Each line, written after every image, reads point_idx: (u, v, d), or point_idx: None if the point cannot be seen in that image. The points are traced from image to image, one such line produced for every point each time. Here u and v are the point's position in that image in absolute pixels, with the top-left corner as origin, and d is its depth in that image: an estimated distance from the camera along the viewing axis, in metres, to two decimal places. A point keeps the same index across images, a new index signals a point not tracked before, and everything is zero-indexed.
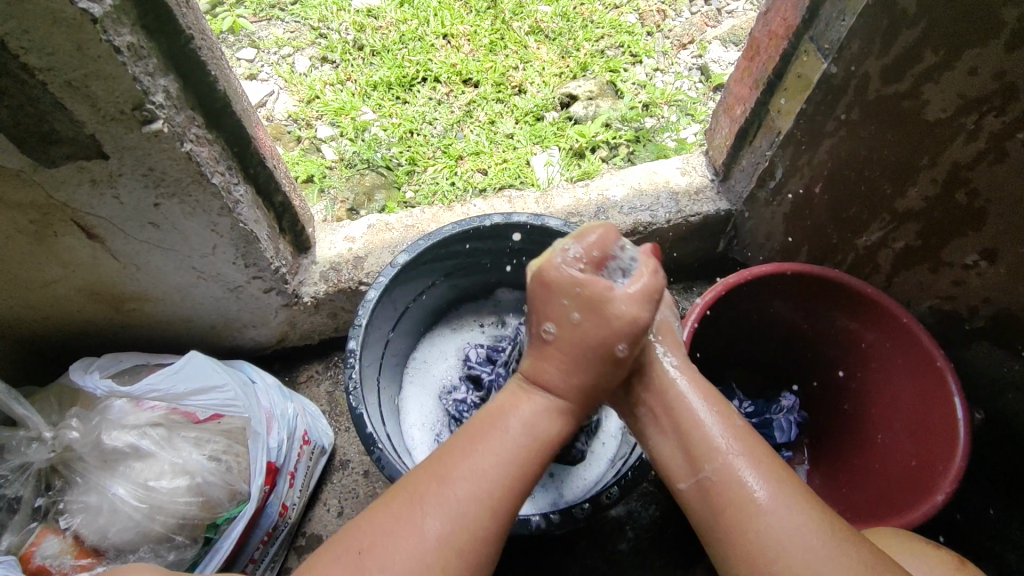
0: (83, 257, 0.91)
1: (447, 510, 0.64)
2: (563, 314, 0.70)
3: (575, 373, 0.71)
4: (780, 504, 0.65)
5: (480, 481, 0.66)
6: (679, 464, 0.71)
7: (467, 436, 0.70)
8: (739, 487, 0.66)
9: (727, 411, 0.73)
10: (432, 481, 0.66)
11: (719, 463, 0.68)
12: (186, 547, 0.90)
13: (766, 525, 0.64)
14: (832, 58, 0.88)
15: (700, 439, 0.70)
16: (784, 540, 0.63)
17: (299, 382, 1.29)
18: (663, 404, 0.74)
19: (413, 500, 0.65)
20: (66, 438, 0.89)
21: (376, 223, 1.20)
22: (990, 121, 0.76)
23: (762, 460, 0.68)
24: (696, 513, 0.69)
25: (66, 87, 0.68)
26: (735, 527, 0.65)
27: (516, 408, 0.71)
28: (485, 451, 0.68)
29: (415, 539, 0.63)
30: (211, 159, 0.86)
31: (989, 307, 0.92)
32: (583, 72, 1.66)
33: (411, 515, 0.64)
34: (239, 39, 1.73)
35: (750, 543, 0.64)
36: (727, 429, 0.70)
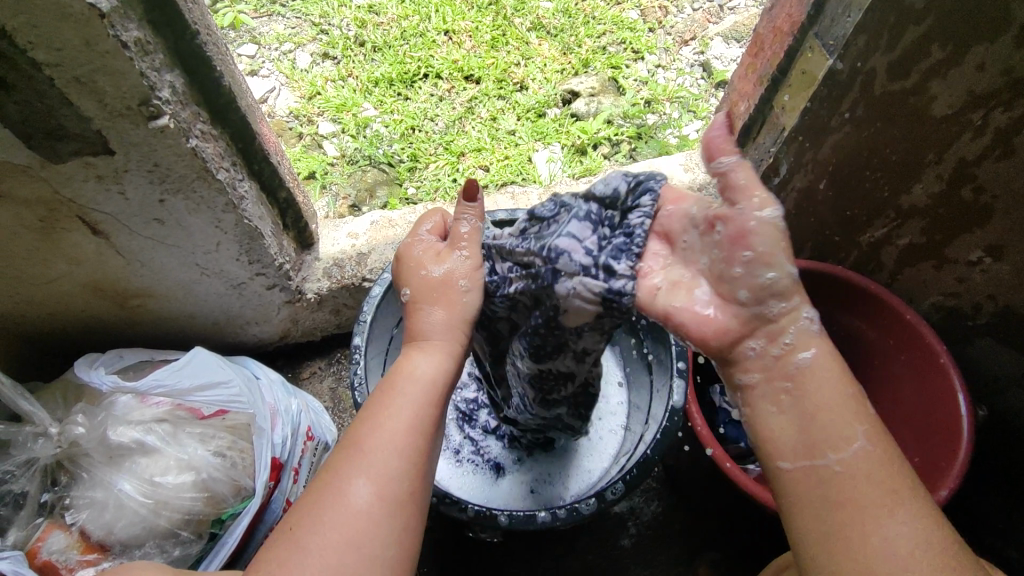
0: (88, 252, 0.91)
1: (374, 468, 0.61)
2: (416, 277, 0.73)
3: (436, 309, 0.71)
4: (906, 511, 0.54)
5: (395, 438, 0.62)
6: (794, 439, 0.58)
7: (376, 399, 0.66)
8: (865, 484, 0.55)
9: (859, 393, 0.60)
10: (347, 450, 0.62)
11: (847, 455, 0.56)
12: (191, 542, 0.90)
13: (891, 535, 0.53)
14: (838, 54, 0.86)
15: (827, 421, 0.58)
16: (909, 553, 0.53)
17: (302, 378, 1.29)
18: (789, 372, 0.60)
19: (336, 470, 0.61)
20: (73, 434, 0.89)
21: (379, 220, 1.20)
22: (997, 116, 0.77)
23: (891, 458, 0.57)
24: (798, 498, 0.57)
25: (73, 83, 0.68)
26: (853, 525, 0.54)
27: (410, 359, 0.68)
28: (396, 409, 0.64)
29: (348, 503, 0.59)
30: (216, 155, 0.86)
31: (992, 303, 0.93)
32: (584, 68, 1.66)
33: (335, 482, 0.60)
34: (240, 35, 1.72)
35: (869, 549, 0.53)
36: (859, 418, 0.58)
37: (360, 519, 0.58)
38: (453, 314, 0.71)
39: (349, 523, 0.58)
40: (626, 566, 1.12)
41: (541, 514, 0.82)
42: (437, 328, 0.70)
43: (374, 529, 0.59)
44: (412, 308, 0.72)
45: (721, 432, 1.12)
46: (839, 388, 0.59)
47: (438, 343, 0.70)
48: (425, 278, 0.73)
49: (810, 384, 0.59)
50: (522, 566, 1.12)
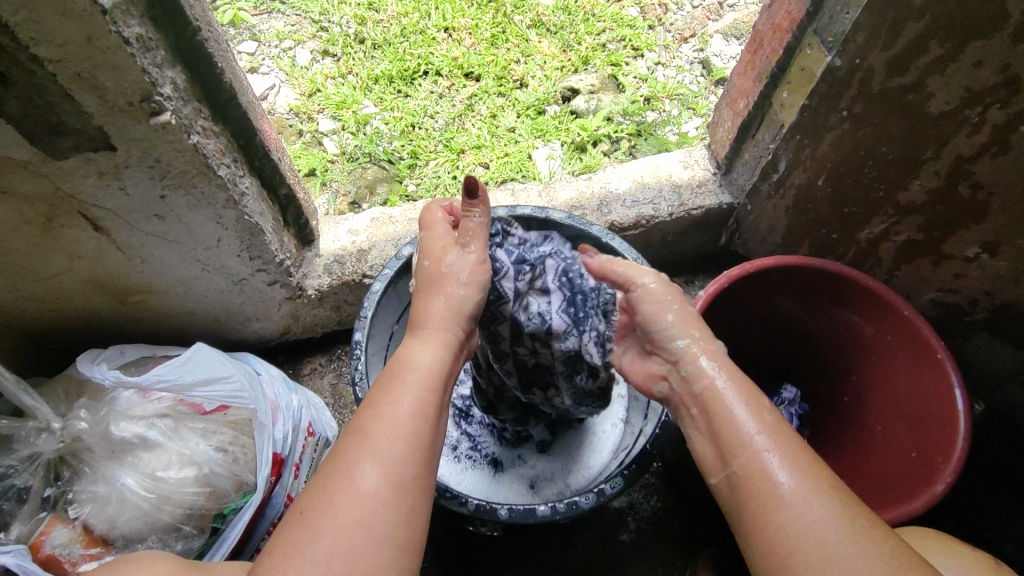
0: (89, 248, 0.91)
1: (380, 453, 0.60)
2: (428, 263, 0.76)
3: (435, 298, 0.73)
4: (806, 504, 0.57)
5: (401, 422, 0.62)
6: (710, 456, 0.65)
7: (379, 389, 0.66)
8: (765, 482, 0.59)
9: (763, 404, 0.64)
10: (352, 439, 0.62)
11: (745, 459, 0.61)
12: (193, 536, 0.91)
13: (787, 526, 0.57)
14: (836, 51, 0.87)
15: (727, 431, 0.63)
16: (805, 541, 0.56)
17: (303, 374, 1.30)
18: (694, 397, 0.68)
19: (342, 457, 0.61)
20: (75, 429, 0.90)
21: (379, 216, 1.21)
22: (993, 113, 0.77)
23: (796, 456, 0.60)
24: (724, 503, 0.63)
25: (75, 78, 0.68)
26: (759, 521, 0.58)
27: (409, 351, 0.69)
28: (400, 396, 0.64)
29: (357, 490, 0.58)
30: (217, 151, 0.86)
31: (989, 299, 0.94)
32: (584, 65, 1.66)
33: (342, 469, 0.60)
34: (240, 33, 1.72)
35: (770, 542, 0.57)
36: (758, 424, 0.62)
37: (371, 502, 0.58)
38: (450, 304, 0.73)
39: (360, 507, 0.58)
40: (625, 561, 1.13)
41: (541, 508, 0.83)
42: (438, 320, 0.72)
43: (385, 511, 0.58)
44: (415, 301, 0.75)
45: None
46: (741, 401, 0.64)
47: (434, 333, 0.71)
48: (428, 267, 0.75)
49: (710, 402, 0.65)
50: (522, 561, 1.13)
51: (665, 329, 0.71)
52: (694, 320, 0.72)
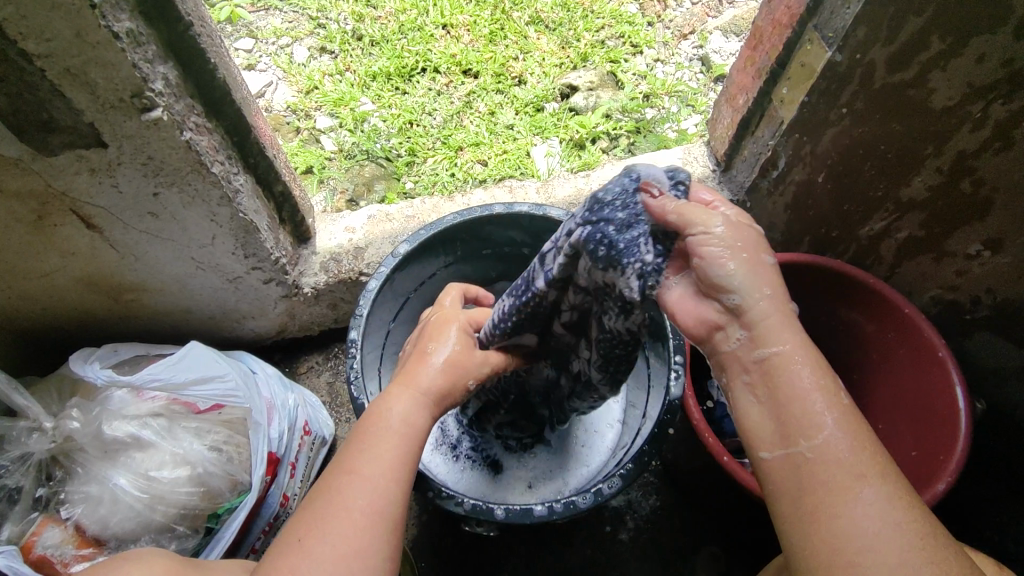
0: (82, 246, 0.90)
1: (366, 486, 0.62)
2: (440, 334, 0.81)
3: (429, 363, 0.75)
4: (885, 499, 0.51)
5: (386, 457, 0.65)
6: (765, 431, 0.56)
7: (359, 430, 0.68)
8: (839, 469, 0.52)
9: (835, 379, 0.56)
10: (339, 471, 0.64)
11: (821, 441, 0.53)
12: (187, 536, 0.90)
13: (862, 521, 0.51)
14: (837, 46, 0.85)
15: (798, 408, 0.54)
16: (881, 537, 0.50)
17: (299, 373, 1.29)
18: (761, 365, 0.56)
19: (329, 490, 0.63)
20: (67, 428, 0.89)
21: (375, 214, 1.20)
22: (996, 108, 0.77)
23: (868, 443, 0.54)
24: (773, 486, 0.55)
25: (65, 74, 0.67)
26: (822, 513, 0.52)
27: (389, 402, 0.69)
28: (385, 431, 0.67)
29: (344, 521, 0.61)
30: (211, 148, 0.85)
31: (991, 297, 0.94)
32: (583, 62, 1.65)
33: (331, 500, 0.62)
34: (237, 29, 1.71)
35: (841, 536, 0.51)
36: (834, 406, 0.54)
37: (361, 531, 0.60)
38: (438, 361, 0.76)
39: (351, 534, 0.60)
40: (624, 560, 1.12)
41: (538, 508, 0.82)
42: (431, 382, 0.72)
43: (370, 541, 0.61)
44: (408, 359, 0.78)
45: (718, 427, 1.10)
46: (815, 375, 0.55)
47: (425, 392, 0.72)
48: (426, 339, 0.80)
49: (781, 374, 0.55)
50: (520, 560, 1.12)
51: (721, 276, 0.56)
52: (769, 273, 0.57)
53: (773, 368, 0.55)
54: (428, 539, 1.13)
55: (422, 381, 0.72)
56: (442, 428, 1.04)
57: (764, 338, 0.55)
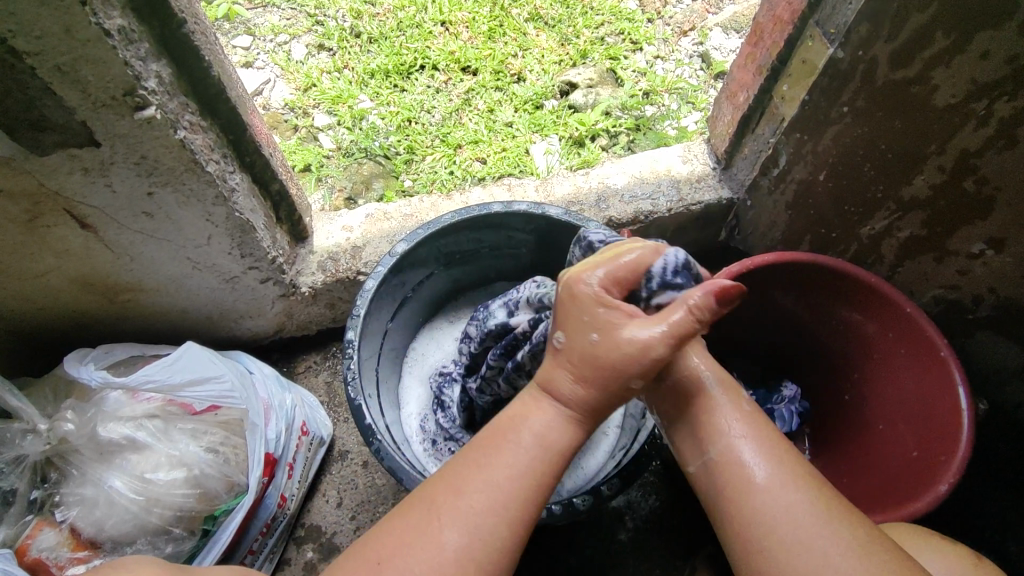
0: (77, 246, 0.89)
1: (467, 522, 0.60)
2: (580, 331, 0.62)
3: (584, 383, 0.62)
4: (781, 485, 0.62)
5: (495, 495, 0.61)
6: (687, 445, 0.68)
7: (479, 446, 0.64)
8: (743, 470, 0.63)
9: (739, 390, 0.69)
10: (447, 491, 0.62)
11: (724, 447, 0.65)
12: (184, 539, 0.89)
13: (767, 509, 0.61)
14: (839, 43, 0.86)
15: (705, 421, 0.66)
16: (783, 522, 0.60)
17: (297, 373, 1.28)
18: (679, 389, 0.68)
19: (435, 508, 0.62)
20: (61, 430, 0.88)
21: (373, 212, 1.19)
22: (1000, 105, 0.75)
23: (769, 442, 0.65)
24: (700, 492, 0.66)
25: (56, 72, 0.66)
26: (734, 510, 0.62)
27: (525, 419, 0.64)
28: (501, 467, 0.62)
29: (432, 549, 0.59)
30: (205, 147, 0.84)
31: (993, 295, 0.92)
32: (582, 59, 1.64)
33: (430, 523, 0.61)
34: (234, 26, 1.70)
35: (748, 524, 0.61)
36: (738, 414, 0.66)
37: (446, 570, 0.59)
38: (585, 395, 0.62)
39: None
40: (624, 560, 1.12)
41: (537, 509, 0.81)
42: (572, 399, 0.63)
43: None
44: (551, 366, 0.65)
45: None
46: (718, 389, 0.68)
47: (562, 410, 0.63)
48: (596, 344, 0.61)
49: (689, 390, 0.68)
50: (520, 561, 1.11)
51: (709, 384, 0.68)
52: None
53: (680, 388, 0.68)
54: None
55: (564, 402, 0.63)
56: (422, 425, 1.05)
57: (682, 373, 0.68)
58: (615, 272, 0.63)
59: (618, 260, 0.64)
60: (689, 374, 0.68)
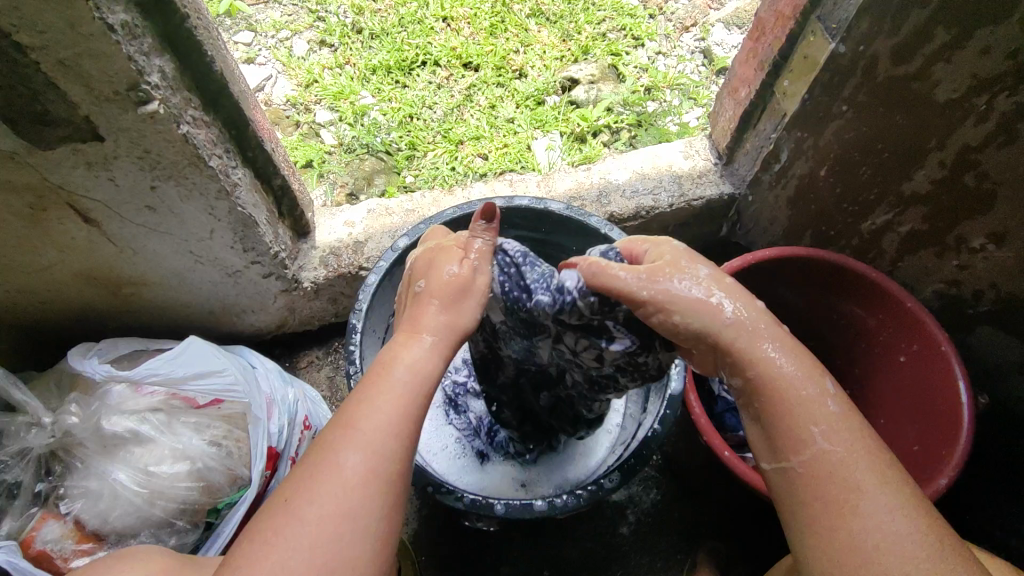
0: (80, 241, 0.90)
1: (362, 445, 0.60)
2: (440, 277, 0.69)
3: (447, 312, 0.68)
4: (882, 508, 0.57)
5: (387, 418, 0.61)
6: (767, 446, 0.64)
7: (366, 384, 0.64)
8: (831, 484, 0.59)
9: (826, 391, 0.62)
10: (340, 426, 0.61)
11: (809, 457, 0.60)
12: (187, 532, 0.90)
13: (862, 528, 0.57)
14: (840, 37, 0.85)
15: (787, 427, 0.62)
16: (882, 548, 0.56)
17: (299, 368, 1.29)
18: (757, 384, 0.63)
19: (329, 439, 0.61)
20: (66, 423, 0.89)
21: (375, 208, 1.19)
22: (1001, 101, 0.75)
23: (864, 455, 0.60)
24: (778, 496, 0.63)
25: (59, 66, 0.66)
26: (824, 524, 0.58)
27: (410, 349, 0.65)
28: (390, 390, 0.62)
29: (334, 480, 0.58)
30: (208, 142, 0.85)
31: (994, 291, 0.92)
32: (584, 55, 1.63)
33: (326, 453, 0.59)
34: (236, 22, 1.70)
35: (840, 542, 0.57)
36: (835, 420, 0.61)
37: (352, 491, 0.58)
38: (454, 324, 0.68)
39: (340, 497, 0.58)
40: (624, 554, 1.12)
41: (539, 503, 0.82)
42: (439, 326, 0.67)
43: (360, 508, 0.58)
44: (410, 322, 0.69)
45: (719, 422, 1.10)
46: (799, 396, 0.62)
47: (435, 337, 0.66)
48: (450, 280, 0.68)
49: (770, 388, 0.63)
50: (520, 555, 1.12)
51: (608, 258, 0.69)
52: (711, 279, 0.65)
53: (754, 389, 0.63)
54: (427, 532, 1.13)
55: (432, 329, 0.67)
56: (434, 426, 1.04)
57: (740, 363, 0.63)
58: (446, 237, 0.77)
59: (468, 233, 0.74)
60: (756, 374, 0.63)
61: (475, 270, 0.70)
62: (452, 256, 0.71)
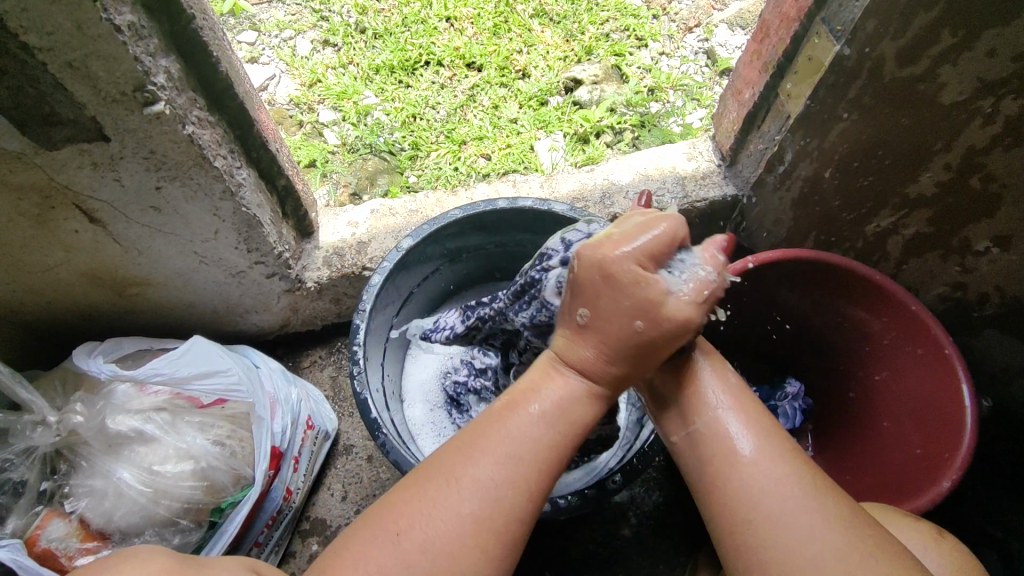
0: (85, 241, 0.90)
1: (482, 488, 0.60)
2: (618, 316, 0.59)
3: (610, 360, 0.61)
4: (766, 458, 0.62)
5: (513, 457, 0.61)
6: (670, 416, 0.68)
7: (496, 414, 0.64)
8: (728, 442, 0.64)
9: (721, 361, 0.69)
10: (458, 457, 0.62)
11: (710, 417, 0.65)
12: (191, 530, 0.90)
13: (751, 478, 0.62)
14: (845, 40, 0.84)
15: (691, 393, 0.66)
16: (767, 490, 0.61)
17: (303, 367, 1.29)
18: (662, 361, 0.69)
19: (458, 455, 0.62)
20: (71, 422, 0.89)
21: (379, 208, 1.19)
22: (1007, 104, 0.76)
23: (751, 414, 0.65)
24: (684, 463, 0.67)
25: (67, 67, 0.66)
26: (720, 479, 0.63)
27: (547, 384, 0.63)
28: (514, 427, 0.62)
29: (448, 515, 0.60)
30: (213, 142, 0.85)
31: (999, 294, 0.93)
32: (587, 55, 1.63)
33: (445, 487, 0.61)
34: (239, 22, 1.70)
35: (735, 494, 0.62)
36: (723, 383, 0.67)
37: (464, 536, 0.59)
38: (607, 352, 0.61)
39: (451, 540, 0.59)
40: (626, 556, 1.12)
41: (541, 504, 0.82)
42: (593, 367, 0.63)
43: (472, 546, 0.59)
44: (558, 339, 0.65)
45: None
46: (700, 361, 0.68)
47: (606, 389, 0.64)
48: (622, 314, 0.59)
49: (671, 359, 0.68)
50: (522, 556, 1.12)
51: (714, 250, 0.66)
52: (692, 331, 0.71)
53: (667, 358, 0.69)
54: None
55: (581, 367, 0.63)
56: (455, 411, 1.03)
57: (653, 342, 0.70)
58: (646, 248, 0.59)
59: (645, 235, 0.59)
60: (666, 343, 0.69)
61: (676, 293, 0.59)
62: (628, 279, 0.58)
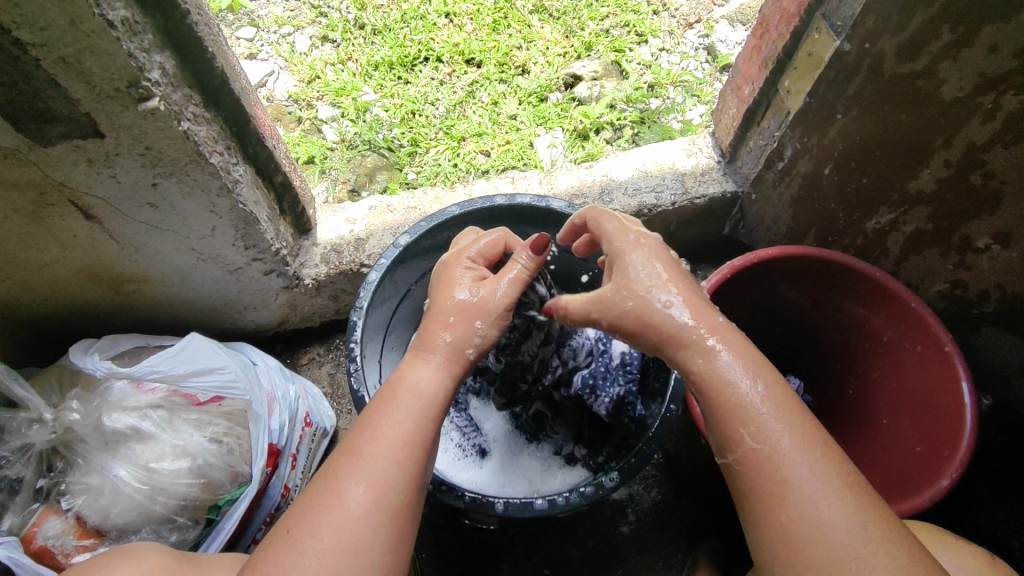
0: (81, 237, 0.89)
1: (367, 476, 0.62)
2: (451, 301, 0.75)
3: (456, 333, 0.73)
4: (814, 498, 0.59)
5: (392, 450, 0.64)
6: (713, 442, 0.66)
7: (371, 412, 0.68)
8: (770, 478, 0.61)
9: (769, 381, 0.65)
10: (345, 457, 0.65)
11: (744, 453, 0.62)
12: (188, 528, 0.90)
13: (796, 517, 0.59)
14: (846, 35, 0.85)
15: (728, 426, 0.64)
16: (815, 536, 0.58)
17: (301, 364, 1.29)
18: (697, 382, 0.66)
19: (334, 473, 0.63)
20: (67, 419, 0.89)
21: (377, 205, 1.19)
22: (1008, 99, 0.74)
23: (805, 449, 0.61)
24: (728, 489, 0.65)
25: (60, 63, 0.66)
26: (761, 515, 0.61)
27: (413, 371, 0.70)
28: (390, 420, 0.66)
29: (340, 511, 0.61)
30: (208, 139, 0.84)
31: (998, 292, 0.91)
32: (587, 51, 1.62)
33: (333, 487, 0.62)
34: (238, 18, 1.69)
35: (780, 534, 0.60)
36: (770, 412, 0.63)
37: (359, 523, 0.61)
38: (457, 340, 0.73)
39: (348, 530, 0.60)
40: (626, 553, 1.12)
41: (539, 501, 0.82)
42: (450, 351, 0.72)
43: (367, 533, 0.61)
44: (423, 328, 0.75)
45: None
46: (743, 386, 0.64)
47: (444, 359, 0.72)
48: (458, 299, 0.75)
49: (710, 384, 0.65)
50: (521, 553, 1.12)
51: (637, 264, 0.71)
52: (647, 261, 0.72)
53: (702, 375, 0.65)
54: (428, 529, 1.14)
55: (438, 348, 0.72)
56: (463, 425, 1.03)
57: (682, 364, 0.67)
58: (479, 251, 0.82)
59: (480, 241, 0.83)
60: (698, 373, 0.65)
61: (495, 289, 0.75)
62: (464, 277, 0.77)
